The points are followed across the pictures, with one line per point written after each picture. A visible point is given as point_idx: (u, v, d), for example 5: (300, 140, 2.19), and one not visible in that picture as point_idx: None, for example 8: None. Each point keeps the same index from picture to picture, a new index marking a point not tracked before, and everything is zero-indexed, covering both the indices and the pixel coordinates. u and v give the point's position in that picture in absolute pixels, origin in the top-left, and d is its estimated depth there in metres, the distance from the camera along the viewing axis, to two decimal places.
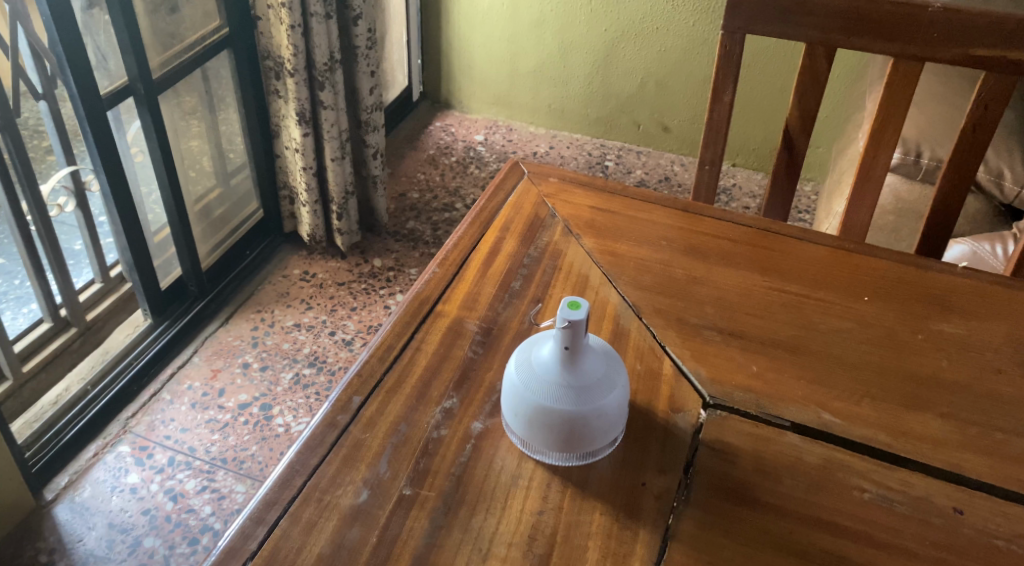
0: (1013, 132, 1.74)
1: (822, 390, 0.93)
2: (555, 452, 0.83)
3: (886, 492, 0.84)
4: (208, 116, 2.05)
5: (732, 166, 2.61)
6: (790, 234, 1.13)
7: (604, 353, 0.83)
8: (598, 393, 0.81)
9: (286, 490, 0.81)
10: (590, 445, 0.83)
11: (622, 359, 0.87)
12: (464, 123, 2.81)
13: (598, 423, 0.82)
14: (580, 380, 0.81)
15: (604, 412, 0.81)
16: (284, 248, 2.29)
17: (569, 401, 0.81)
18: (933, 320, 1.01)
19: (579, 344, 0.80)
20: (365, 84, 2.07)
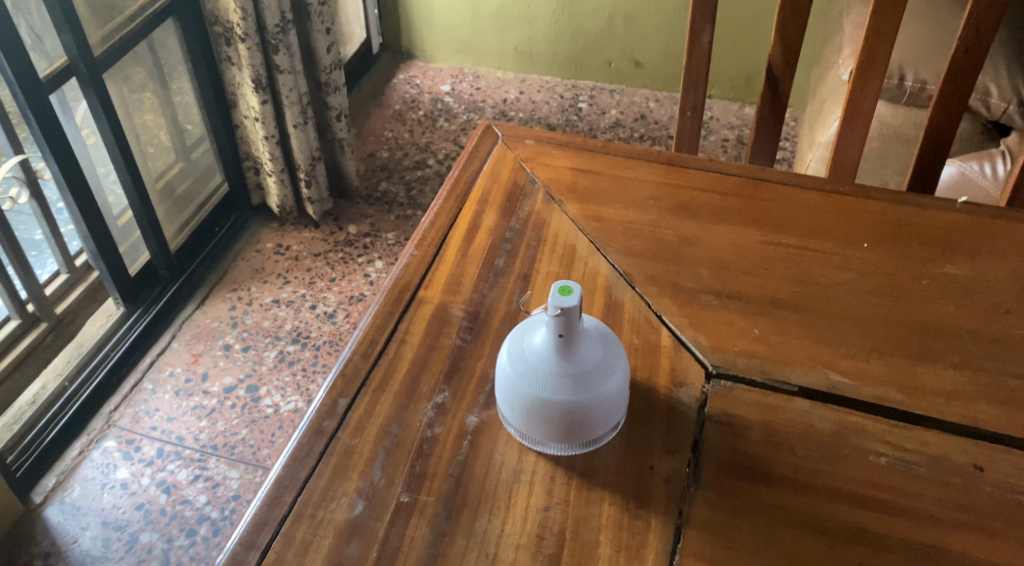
0: (996, 48, 1.69)
1: (827, 349, 0.90)
2: (557, 442, 0.79)
3: (904, 454, 0.80)
4: (160, 88, 1.95)
5: (708, 98, 2.55)
6: (781, 181, 1.09)
7: (600, 335, 0.79)
8: (597, 379, 0.77)
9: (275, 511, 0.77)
10: (591, 434, 0.79)
11: (617, 337, 0.83)
12: (429, 73, 2.71)
13: (599, 412, 0.77)
14: (577, 366, 0.77)
15: (604, 398, 0.77)
16: (255, 221, 2.21)
17: (567, 390, 0.76)
18: (937, 263, 0.99)
19: (573, 331, 0.76)
20: (322, 43, 1.98)
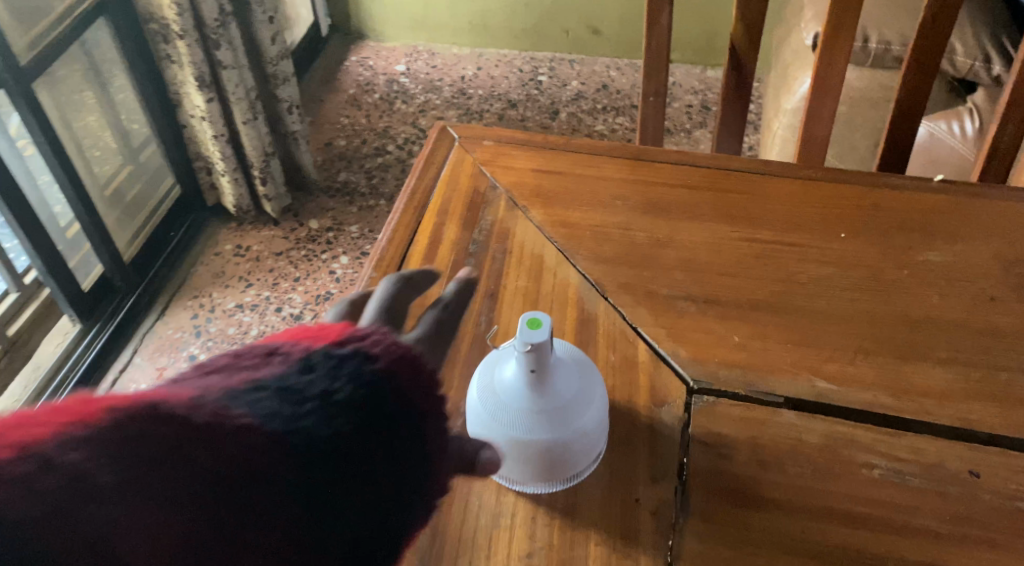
0: (967, 4, 1.66)
1: (811, 352, 0.86)
2: (537, 481, 0.75)
3: (897, 465, 0.77)
4: (98, 87, 1.87)
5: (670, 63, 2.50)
6: (753, 171, 1.04)
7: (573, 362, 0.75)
8: (574, 412, 0.73)
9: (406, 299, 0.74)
10: (573, 470, 0.75)
11: (591, 359, 0.78)
12: (381, 53, 2.62)
13: (579, 446, 0.73)
14: (552, 400, 0.72)
15: (583, 432, 0.73)
16: (211, 223, 2.13)
17: (544, 428, 0.72)
18: (917, 250, 0.95)
19: (545, 365, 0.71)
20: (266, 34, 1.90)
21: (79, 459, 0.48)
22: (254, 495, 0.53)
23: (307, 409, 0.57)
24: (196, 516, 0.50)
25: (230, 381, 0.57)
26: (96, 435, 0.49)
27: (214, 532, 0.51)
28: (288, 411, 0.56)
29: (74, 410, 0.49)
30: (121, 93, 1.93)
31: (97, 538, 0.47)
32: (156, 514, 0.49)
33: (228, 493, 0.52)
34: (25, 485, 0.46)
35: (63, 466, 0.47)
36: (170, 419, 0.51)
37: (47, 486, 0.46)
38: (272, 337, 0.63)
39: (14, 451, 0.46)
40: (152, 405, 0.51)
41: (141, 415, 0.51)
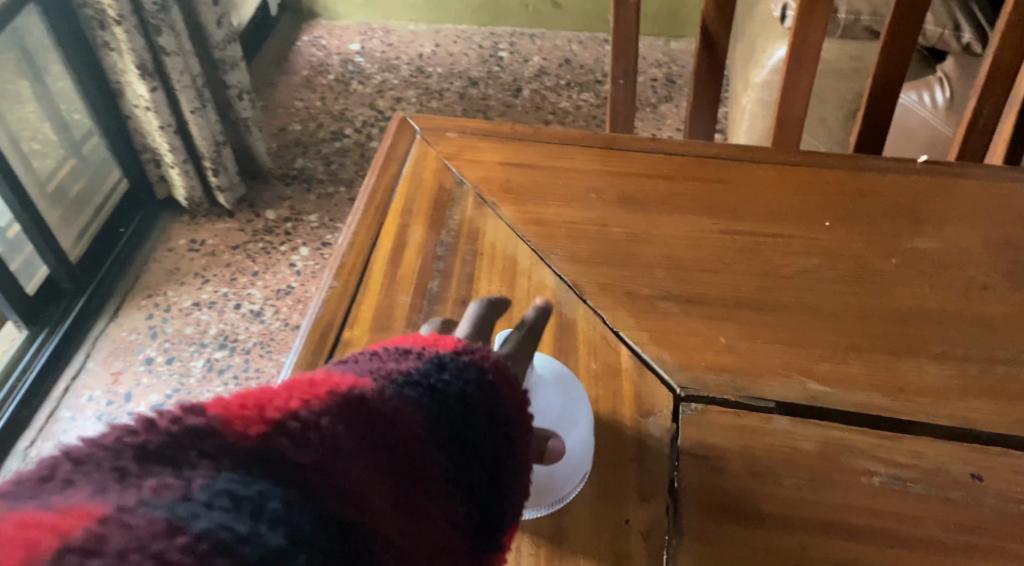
0: None
1: (801, 352, 0.82)
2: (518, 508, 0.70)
3: (897, 471, 0.74)
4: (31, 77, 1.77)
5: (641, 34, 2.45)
6: (731, 158, 0.99)
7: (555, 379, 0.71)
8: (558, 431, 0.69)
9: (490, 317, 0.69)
10: (557, 494, 0.70)
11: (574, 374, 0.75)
12: (335, 32, 2.53)
13: (563, 468, 0.69)
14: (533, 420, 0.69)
15: (569, 454, 0.69)
16: (163, 218, 2.04)
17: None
18: (905, 236, 0.91)
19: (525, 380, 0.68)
20: (211, 16, 1.80)
21: (320, 432, 0.53)
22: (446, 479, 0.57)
23: (486, 390, 0.61)
24: (408, 494, 0.55)
25: (387, 371, 0.60)
26: (327, 412, 0.54)
27: (421, 509, 0.55)
28: (471, 391, 0.61)
29: (302, 393, 0.55)
30: (59, 81, 1.83)
31: (348, 498, 0.51)
32: (382, 486, 0.53)
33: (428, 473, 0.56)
34: (281, 452, 0.51)
35: (311, 438, 0.52)
36: (378, 402, 0.57)
37: (299, 453, 0.51)
38: (400, 339, 0.66)
39: (267, 425, 0.52)
40: (359, 391, 0.57)
41: (353, 400, 0.56)
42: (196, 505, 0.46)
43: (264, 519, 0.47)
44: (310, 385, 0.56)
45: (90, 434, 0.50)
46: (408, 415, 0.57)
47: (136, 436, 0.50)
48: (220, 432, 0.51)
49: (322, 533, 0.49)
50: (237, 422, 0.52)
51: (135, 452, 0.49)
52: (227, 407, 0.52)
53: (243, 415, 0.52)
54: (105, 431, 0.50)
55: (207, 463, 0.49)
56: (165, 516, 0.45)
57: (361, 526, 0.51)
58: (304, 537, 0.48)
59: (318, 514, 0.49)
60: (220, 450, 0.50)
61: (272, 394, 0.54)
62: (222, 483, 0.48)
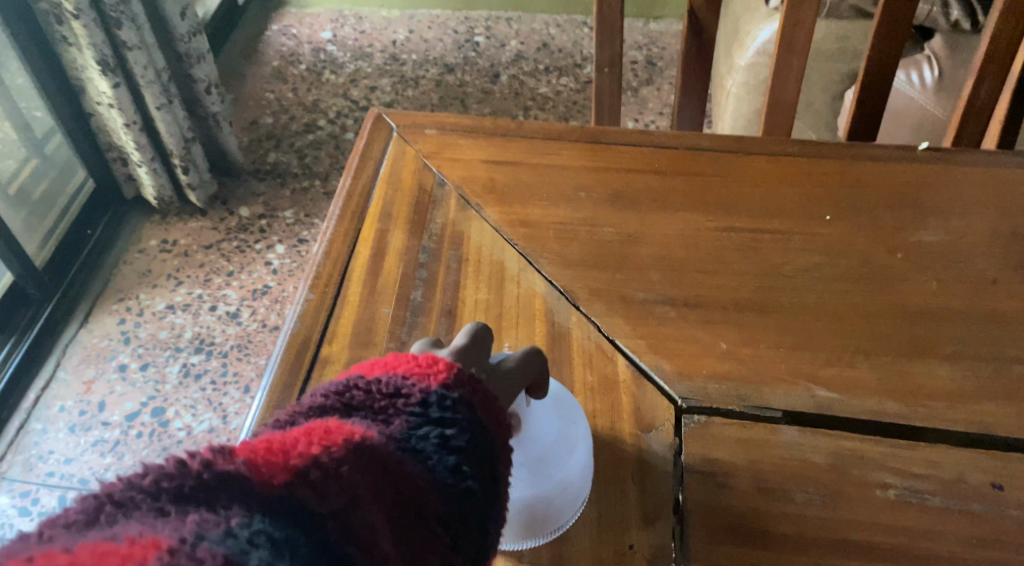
0: None
1: (807, 356, 0.77)
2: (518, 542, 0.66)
3: (913, 483, 0.70)
4: None
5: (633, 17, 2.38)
6: (724, 149, 0.95)
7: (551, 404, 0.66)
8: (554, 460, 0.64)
9: (485, 342, 0.65)
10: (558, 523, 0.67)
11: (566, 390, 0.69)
12: (305, 20, 2.45)
13: (562, 496, 0.65)
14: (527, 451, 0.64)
15: (569, 480, 0.65)
16: (133, 217, 1.97)
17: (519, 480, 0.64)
18: (909, 229, 0.87)
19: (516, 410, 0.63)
20: (174, 7, 1.73)
21: (342, 481, 0.52)
22: (459, 531, 0.55)
23: (496, 436, 0.60)
24: (422, 546, 0.53)
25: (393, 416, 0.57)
26: (347, 458, 0.53)
27: (436, 559, 0.54)
28: (483, 433, 0.59)
29: (321, 437, 0.54)
30: (20, 77, 1.75)
31: (374, 543, 0.51)
32: (397, 538, 0.53)
33: (440, 526, 0.54)
34: (305, 499, 0.51)
35: (335, 485, 0.52)
36: (394, 451, 0.55)
37: (321, 502, 0.51)
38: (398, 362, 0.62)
39: (292, 472, 0.51)
40: (373, 440, 0.55)
41: (368, 449, 0.54)
42: (241, 545, 0.47)
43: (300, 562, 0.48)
44: (326, 431, 0.54)
45: (134, 469, 0.51)
46: (418, 465, 0.55)
47: (172, 479, 0.50)
48: (247, 479, 0.51)
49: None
50: (263, 469, 0.51)
51: (174, 494, 0.50)
52: (252, 451, 0.52)
53: (268, 461, 0.52)
54: (144, 470, 0.50)
55: (239, 505, 0.49)
56: (222, 551, 0.46)
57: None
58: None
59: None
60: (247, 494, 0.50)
61: (292, 437, 0.53)
62: (260, 525, 0.48)
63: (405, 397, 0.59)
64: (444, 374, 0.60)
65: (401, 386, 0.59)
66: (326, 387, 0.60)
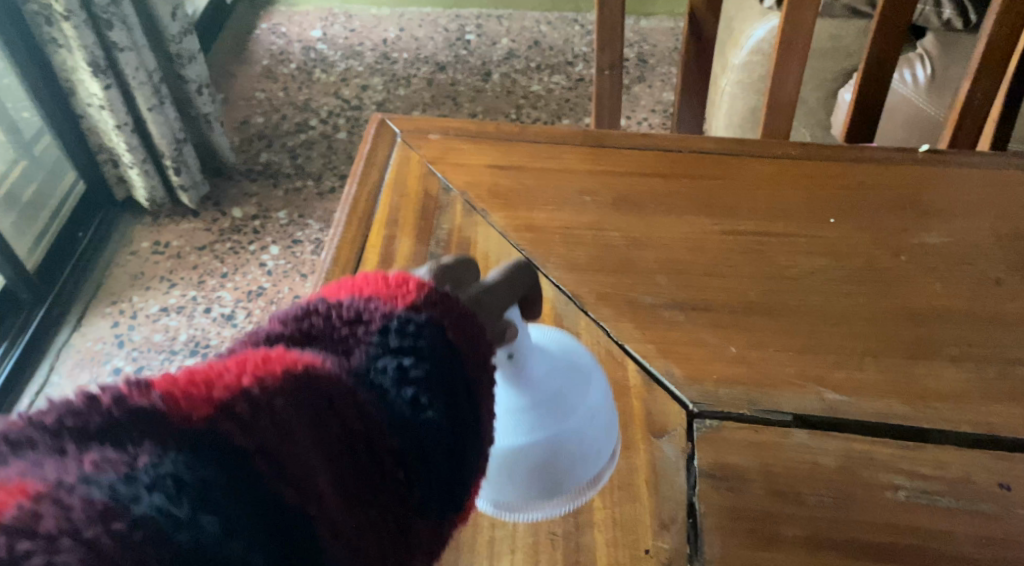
0: None
1: (815, 359, 0.78)
2: (552, 498, 0.64)
3: (922, 484, 0.71)
4: None
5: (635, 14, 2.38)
6: (727, 152, 0.95)
7: (558, 344, 0.64)
8: (573, 397, 0.62)
9: (464, 268, 0.60)
10: (592, 471, 0.64)
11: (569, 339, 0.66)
12: (294, 19, 2.43)
13: (587, 434, 0.63)
14: (543, 390, 0.61)
15: (592, 413, 0.63)
16: (124, 219, 1.96)
17: (539, 425, 0.61)
18: (911, 231, 0.87)
19: (524, 346, 0.60)
20: (165, 8, 1.72)
21: (273, 415, 0.47)
22: (417, 467, 0.50)
23: (469, 360, 0.54)
24: (361, 493, 0.48)
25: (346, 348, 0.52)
26: (282, 391, 0.47)
27: (384, 498, 0.49)
28: (452, 358, 0.53)
29: (254, 368, 0.48)
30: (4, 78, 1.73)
31: (298, 486, 0.46)
32: (337, 478, 0.47)
33: (393, 461, 0.49)
34: (226, 436, 0.45)
35: (263, 421, 0.46)
36: (350, 383, 0.50)
37: (246, 438, 0.45)
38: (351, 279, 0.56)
39: (215, 407, 0.46)
40: (325, 370, 0.50)
41: (315, 381, 0.49)
42: (138, 487, 0.42)
43: (206, 508, 0.43)
44: (263, 360, 0.49)
45: (33, 405, 0.45)
46: (373, 394, 0.50)
47: (76, 415, 0.44)
48: (164, 416, 0.45)
49: (266, 525, 0.44)
50: (181, 402, 0.46)
51: (75, 432, 0.44)
52: (171, 384, 0.46)
53: (190, 394, 0.46)
54: (43, 405, 0.45)
55: (151, 441, 0.44)
56: (105, 497, 0.41)
57: (309, 519, 0.45)
58: (249, 534, 0.43)
59: (259, 509, 0.44)
60: (150, 433, 0.44)
61: (221, 367, 0.48)
62: (169, 465, 0.43)
63: (367, 323, 0.53)
64: (413, 295, 0.54)
65: (363, 310, 0.53)
66: (282, 313, 0.54)
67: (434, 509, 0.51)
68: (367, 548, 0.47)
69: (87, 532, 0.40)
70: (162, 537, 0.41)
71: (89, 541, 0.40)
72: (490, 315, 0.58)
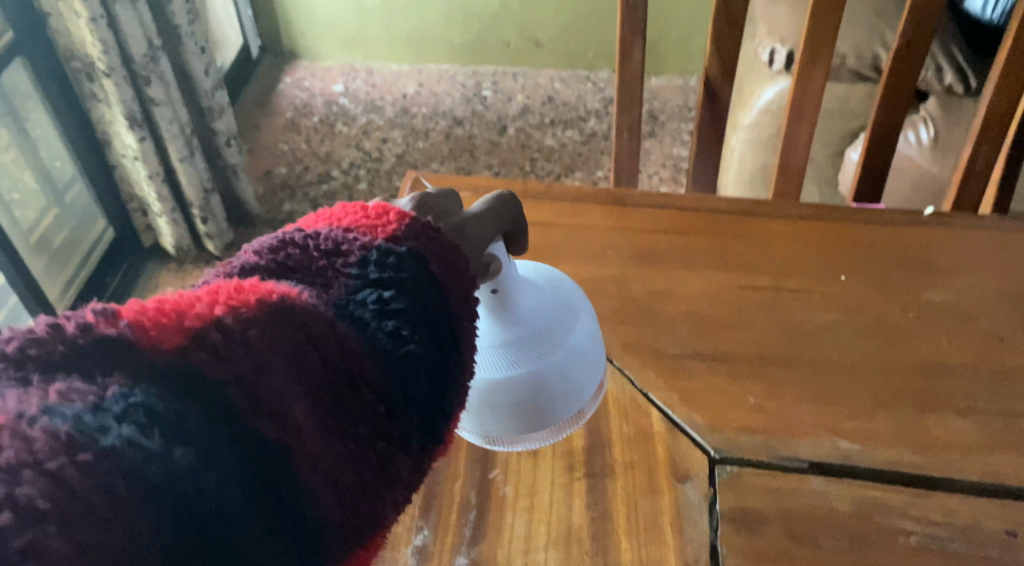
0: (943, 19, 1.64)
1: (829, 409, 0.82)
2: (540, 425, 0.70)
3: (933, 530, 0.74)
4: (13, 123, 1.70)
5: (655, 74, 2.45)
6: (743, 211, 1.01)
7: (548, 283, 0.71)
8: (558, 333, 0.68)
9: (450, 200, 0.63)
10: (577, 402, 0.70)
11: (556, 283, 0.72)
12: (317, 73, 2.52)
13: (571, 366, 0.69)
14: (530, 324, 0.68)
15: (576, 348, 0.69)
16: (150, 266, 2.03)
17: (527, 357, 0.67)
18: (919, 288, 0.92)
19: (511, 281, 0.66)
20: (199, 65, 1.80)
21: (247, 346, 0.46)
22: (397, 396, 0.50)
23: (446, 294, 0.55)
24: (336, 424, 0.48)
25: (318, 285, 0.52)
26: (256, 321, 0.47)
27: (360, 427, 0.48)
28: (431, 287, 0.54)
29: (227, 297, 0.48)
30: (37, 129, 1.75)
31: (271, 416, 0.45)
32: (312, 406, 0.47)
33: (373, 391, 0.49)
34: (199, 365, 0.45)
35: (236, 350, 0.46)
36: (326, 312, 0.50)
37: (220, 367, 0.45)
38: (325, 220, 0.57)
39: (186, 335, 0.46)
40: (302, 299, 0.50)
41: (293, 308, 0.49)
42: (106, 417, 0.41)
43: (177, 440, 0.42)
44: (235, 289, 0.49)
45: None
46: (350, 323, 0.50)
47: (42, 345, 0.44)
48: (134, 344, 0.45)
49: (239, 459, 0.44)
50: (151, 330, 0.45)
51: (42, 363, 0.43)
52: (141, 313, 0.46)
53: (159, 323, 0.46)
54: (6, 334, 0.44)
55: (120, 371, 0.44)
56: (69, 428, 0.40)
57: (283, 447, 0.45)
58: (222, 465, 0.43)
59: (232, 439, 0.44)
60: (119, 366, 0.44)
61: (193, 297, 0.48)
62: (139, 395, 0.43)
63: (345, 255, 0.54)
64: (393, 227, 0.56)
65: (341, 241, 0.54)
66: (260, 243, 0.54)
67: (414, 439, 0.51)
68: (347, 479, 0.47)
69: (49, 463, 0.39)
70: (128, 468, 0.40)
71: (51, 471, 0.39)
72: (471, 246, 0.62)
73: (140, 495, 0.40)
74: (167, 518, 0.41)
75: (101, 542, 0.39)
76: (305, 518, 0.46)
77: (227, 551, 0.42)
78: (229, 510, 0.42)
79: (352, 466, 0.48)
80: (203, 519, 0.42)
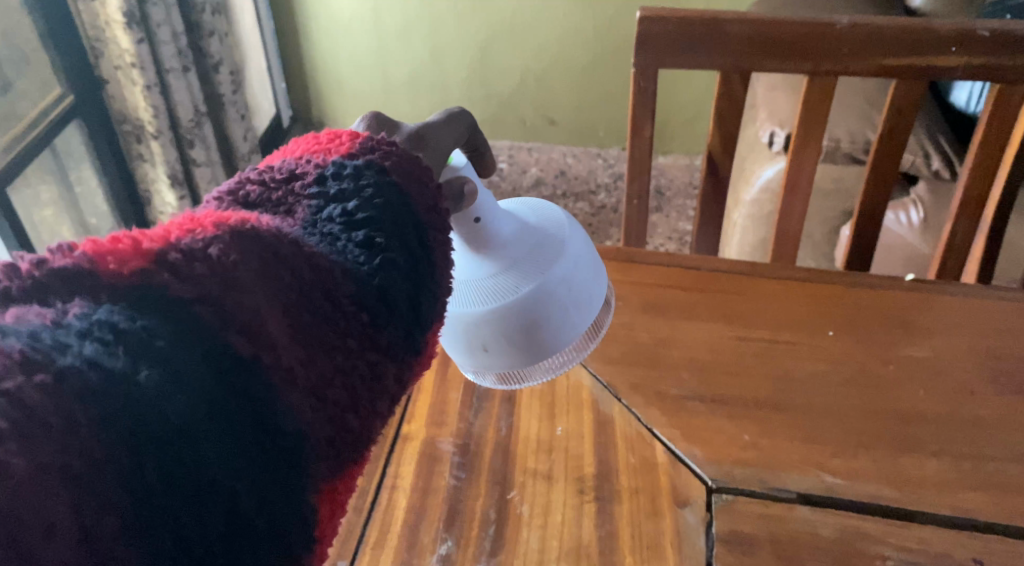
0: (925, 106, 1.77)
1: (816, 447, 0.91)
2: (558, 344, 0.70)
3: (908, 555, 0.82)
4: (61, 180, 1.77)
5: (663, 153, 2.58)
6: (741, 271, 1.11)
7: (533, 214, 0.73)
8: (550, 251, 0.70)
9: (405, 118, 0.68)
10: (588, 315, 0.71)
11: (538, 210, 0.74)
12: None
13: (573, 277, 0.70)
14: (519, 247, 0.70)
15: (571, 259, 0.70)
16: None
17: (526, 275, 0.69)
18: (899, 345, 1.02)
19: (490, 207, 0.69)
20: (238, 129, 1.98)
21: (211, 262, 0.48)
22: (377, 303, 0.53)
23: (418, 203, 0.57)
24: (307, 334, 0.50)
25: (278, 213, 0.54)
26: (217, 238, 0.49)
27: (342, 334, 0.51)
28: (398, 197, 0.57)
29: (182, 226, 0.50)
30: (78, 185, 1.83)
31: (241, 330, 0.47)
32: (285, 319, 0.49)
33: (350, 300, 0.52)
34: (164, 287, 0.46)
35: (199, 267, 0.47)
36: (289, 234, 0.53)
37: (183, 285, 0.47)
38: (283, 153, 0.60)
39: (147, 258, 0.47)
40: (264, 224, 0.52)
41: (254, 229, 0.51)
42: (68, 336, 0.42)
43: (143, 360, 0.43)
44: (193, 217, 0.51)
45: None
46: (319, 239, 0.53)
47: None
48: (93, 272, 0.46)
49: (204, 381, 0.45)
50: (108, 258, 0.47)
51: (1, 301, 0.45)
52: (96, 243, 0.47)
53: (117, 249, 0.47)
54: None
55: (84, 296, 0.45)
56: (23, 347, 0.41)
57: (253, 359, 0.47)
58: (189, 386, 0.44)
59: (207, 357, 0.46)
60: (80, 292, 0.45)
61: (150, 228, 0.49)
62: (101, 313, 0.44)
63: (302, 178, 0.57)
64: (348, 145, 0.59)
65: (295, 168, 0.57)
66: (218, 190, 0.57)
67: (398, 347, 0.54)
68: (328, 393, 0.50)
69: (8, 383, 0.40)
70: (86, 390, 0.41)
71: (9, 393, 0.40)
72: (436, 149, 0.66)
73: (97, 415, 0.41)
74: (127, 439, 0.42)
75: (63, 461, 0.40)
76: (284, 429, 0.47)
77: (194, 471, 0.43)
78: (194, 429, 0.44)
79: (335, 376, 0.50)
80: (167, 438, 0.43)
